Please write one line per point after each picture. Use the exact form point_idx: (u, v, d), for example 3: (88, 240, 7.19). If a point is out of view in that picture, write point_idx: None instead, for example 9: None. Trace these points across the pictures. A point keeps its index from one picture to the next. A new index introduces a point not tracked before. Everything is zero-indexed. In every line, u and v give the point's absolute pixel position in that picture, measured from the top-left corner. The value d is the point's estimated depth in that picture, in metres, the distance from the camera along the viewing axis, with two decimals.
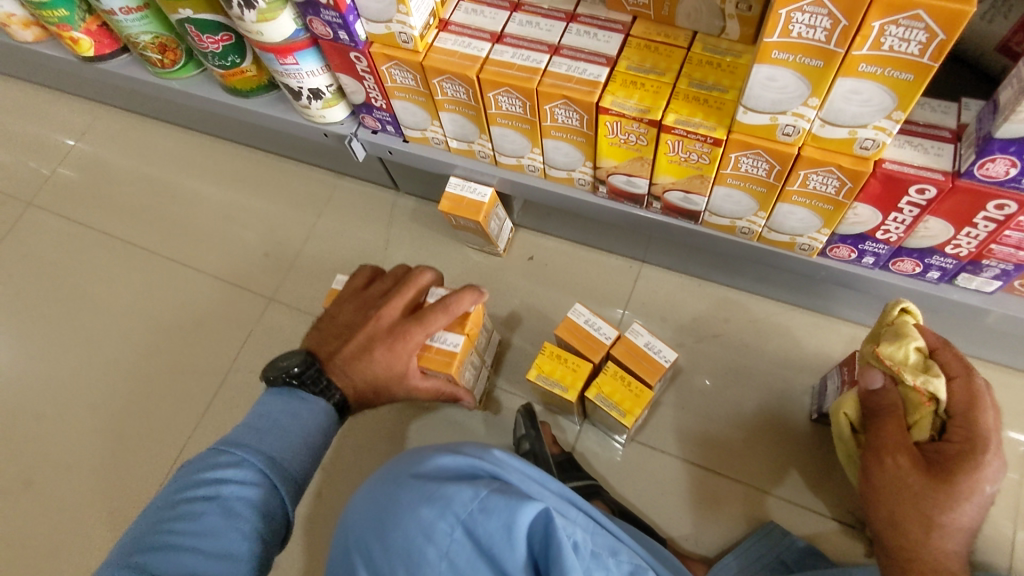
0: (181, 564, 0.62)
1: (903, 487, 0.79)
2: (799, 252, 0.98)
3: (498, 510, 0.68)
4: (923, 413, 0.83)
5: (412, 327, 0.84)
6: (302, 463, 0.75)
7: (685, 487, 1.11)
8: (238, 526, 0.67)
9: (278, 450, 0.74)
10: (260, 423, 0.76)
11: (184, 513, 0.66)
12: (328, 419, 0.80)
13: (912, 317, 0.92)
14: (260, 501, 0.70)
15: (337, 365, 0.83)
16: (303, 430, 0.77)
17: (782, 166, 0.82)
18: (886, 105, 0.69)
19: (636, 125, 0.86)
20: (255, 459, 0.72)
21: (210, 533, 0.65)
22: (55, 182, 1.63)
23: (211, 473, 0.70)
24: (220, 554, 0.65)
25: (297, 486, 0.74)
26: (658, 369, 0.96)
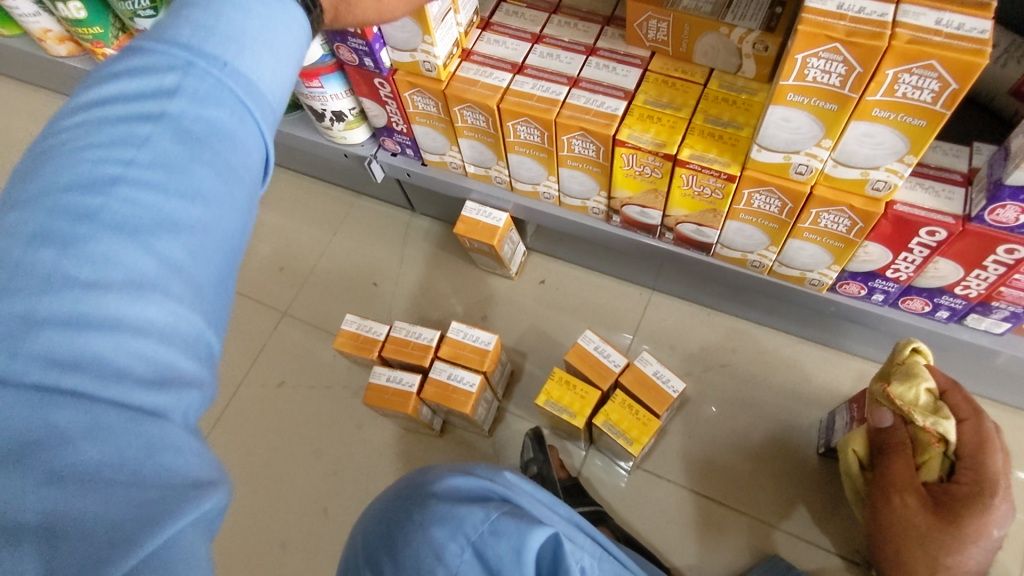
0: (140, 208, 0.40)
1: (910, 528, 0.81)
2: (809, 287, 0.99)
3: (508, 533, 0.69)
4: (933, 454, 0.84)
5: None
6: (279, 85, 0.49)
7: (690, 516, 1.11)
8: (212, 150, 0.43)
9: (239, 54, 0.46)
10: (196, 17, 0.46)
11: (122, 135, 0.41)
12: (297, 24, 0.51)
13: (922, 357, 0.92)
14: (233, 123, 0.45)
15: None
16: (274, 40, 0.48)
17: (794, 203, 0.83)
18: (898, 149, 0.71)
19: (651, 158, 0.88)
20: (204, 66, 0.44)
21: (169, 164, 0.42)
22: None
23: (144, 92, 0.43)
24: (191, 188, 0.42)
25: (273, 108, 0.48)
26: (666, 400, 0.96)
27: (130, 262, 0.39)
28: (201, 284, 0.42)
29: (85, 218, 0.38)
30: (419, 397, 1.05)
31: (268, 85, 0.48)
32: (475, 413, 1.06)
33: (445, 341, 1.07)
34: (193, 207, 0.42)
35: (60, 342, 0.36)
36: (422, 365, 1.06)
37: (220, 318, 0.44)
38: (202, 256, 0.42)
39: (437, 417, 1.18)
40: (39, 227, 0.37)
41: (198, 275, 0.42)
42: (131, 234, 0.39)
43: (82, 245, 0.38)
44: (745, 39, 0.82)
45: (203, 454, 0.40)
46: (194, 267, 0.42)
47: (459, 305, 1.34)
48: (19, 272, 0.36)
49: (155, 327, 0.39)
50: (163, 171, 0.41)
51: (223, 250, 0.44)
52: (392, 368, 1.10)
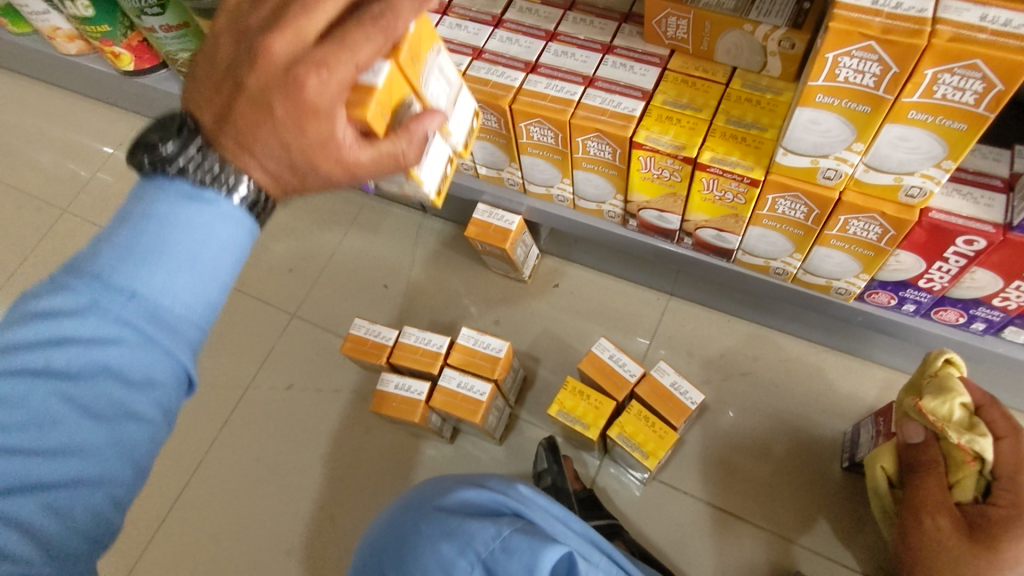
0: (5, 469, 0.43)
1: (941, 551, 0.76)
2: (835, 295, 0.94)
3: (519, 551, 0.65)
4: (967, 473, 0.79)
5: (341, 45, 0.47)
6: (194, 300, 0.50)
7: (707, 530, 1.07)
8: (95, 407, 0.47)
9: (139, 282, 0.47)
10: (119, 234, 0.49)
11: (6, 392, 0.45)
12: (228, 233, 0.51)
13: (957, 370, 0.87)
14: (132, 362, 0.47)
15: (227, 130, 0.51)
16: (195, 255, 0.49)
17: (821, 210, 0.79)
18: (935, 153, 0.66)
19: (670, 161, 0.84)
20: (102, 297, 0.46)
21: (44, 421, 0.45)
22: (92, 190, 1.66)
23: (42, 332, 0.46)
24: (65, 447, 0.45)
25: (189, 329, 0.50)
26: (684, 412, 0.92)
27: None
28: (72, 533, 0.45)
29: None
30: (428, 405, 1.02)
31: (174, 304, 0.49)
32: (486, 422, 1.03)
33: (455, 347, 1.05)
34: (64, 465, 0.45)
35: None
36: (431, 372, 1.03)
37: (98, 549, 0.48)
38: (74, 506, 0.45)
39: (446, 424, 1.15)
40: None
41: (63, 525, 0.45)
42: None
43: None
44: (770, 36, 0.78)
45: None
46: (62, 519, 0.45)
47: (470, 308, 1.31)
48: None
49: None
50: (37, 428, 0.45)
51: (104, 491, 0.47)
52: (401, 374, 1.08)
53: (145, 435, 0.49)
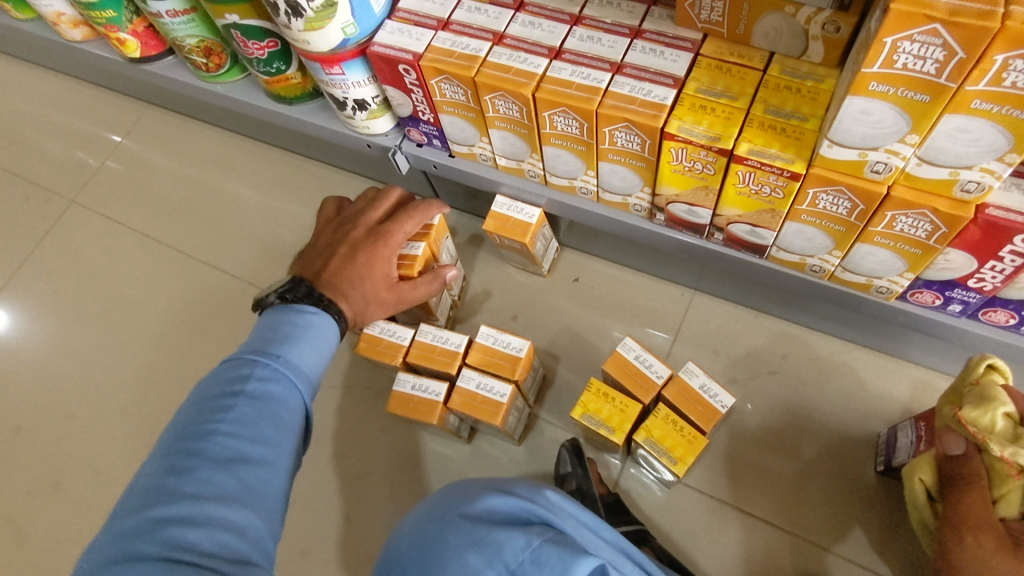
0: (227, 451, 0.63)
1: (987, 572, 0.70)
2: (875, 294, 0.89)
3: (551, 563, 0.62)
4: (1012, 488, 0.72)
5: (395, 229, 0.97)
6: (318, 359, 0.77)
7: (734, 536, 1.03)
8: (273, 412, 0.68)
9: (294, 352, 0.75)
10: (271, 332, 0.76)
11: (218, 405, 0.66)
12: (332, 334, 0.82)
13: (1001, 377, 0.79)
14: (288, 394, 0.71)
15: (329, 272, 0.89)
16: (315, 340, 0.78)
17: (867, 205, 0.74)
18: (999, 146, 0.61)
19: (704, 153, 0.79)
20: (272, 359, 0.73)
21: (247, 420, 0.66)
22: (100, 180, 1.63)
23: (233, 375, 0.69)
24: (260, 438, 0.65)
25: (313, 379, 0.76)
26: (713, 415, 0.88)
27: (222, 487, 0.60)
28: (267, 499, 0.63)
29: (199, 452, 0.62)
30: (445, 407, 0.99)
31: (315, 368, 0.77)
32: (507, 424, 1.00)
33: (473, 346, 1.01)
34: (260, 450, 0.65)
35: (189, 510, 0.57)
36: (449, 372, 1.00)
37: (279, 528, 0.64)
38: (264, 485, 0.64)
39: (464, 424, 1.12)
40: (174, 461, 0.61)
41: (263, 493, 0.63)
42: (224, 466, 0.62)
43: (197, 470, 0.60)
44: (813, 19, 0.73)
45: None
46: (260, 488, 0.63)
47: (487, 303, 1.27)
48: (163, 488, 0.59)
49: (239, 522, 0.59)
50: (243, 424, 0.65)
51: (279, 478, 0.66)
52: (418, 373, 1.04)
53: (297, 448, 0.69)
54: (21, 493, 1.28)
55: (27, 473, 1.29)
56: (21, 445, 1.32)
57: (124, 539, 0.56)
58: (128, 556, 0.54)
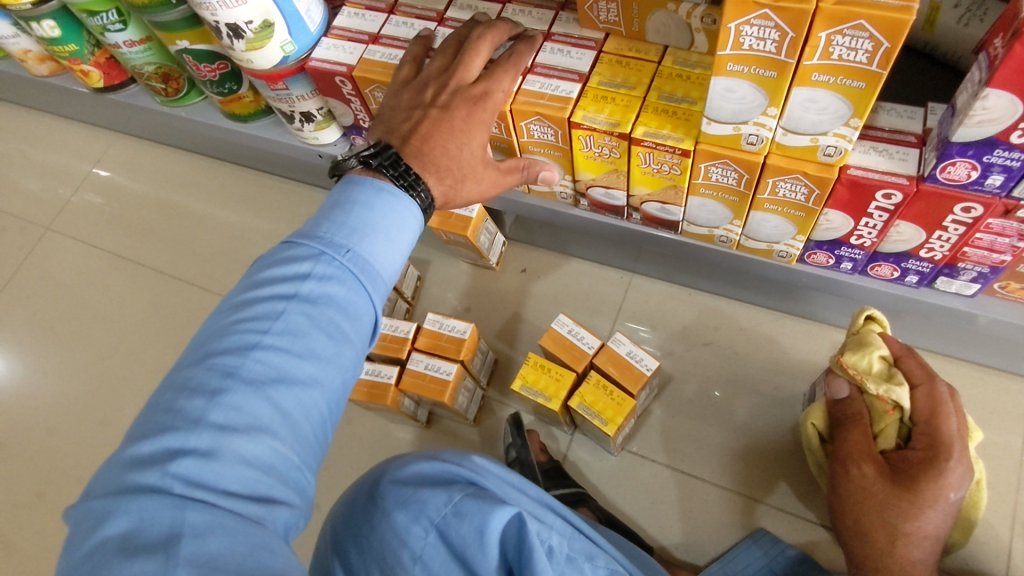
0: (269, 369, 0.57)
1: (868, 495, 0.83)
2: (778, 259, 0.99)
3: (471, 514, 0.69)
4: (889, 422, 0.87)
5: (488, 85, 0.78)
6: (388, 261, 0.68)
7: (674, 495, 1.11)
8: (326, 323, 0.61)
9: (364, 245, 0.65)
10: (334, 216, 0.66)
11: (269, 308, 0.59)
12: (412, 221, 0.71)
13: (879, 326, 0.95)
14: (347, 298, 0.63)
15: (415, 143, 0.75)
16: (389, 230, 0.68)
17: (750, 174, 0.83)
18: (843, 112, 0.70)
19: (608, 139, 0.88)
20: (336, 254, 0.63)
21: (296, 331, 0.59)
22: (74, 207, 1.71)
23: (290, 270, 0.62)
24: (308, 354, 0.59)
25: (381, 282, 0.67)
26: (640, 377, 0.97)
27: (253, 410, 0.55)
28: (304, 433, 0.58)
29: (234, 370, 0.56)
30: (398, 389, 1.07)
31: (384, 265, 0.67)
32: (456, 402, 1.08)
33: (422, 332, 1.10)
34: (308, 368, 0.59)
35: (214, 441, 0.53)
36: (399, 356, 1.08)
37: (317, 453, 0.61)
38: (306, 408, 0.59)
39: (421, 408, 1.19)
40: (201, 378, 0.55)
41: (302, 420, 0.58)
42: (259, 387, 0.56)
43: (228, 391, 0.55)
44: (693, 13, 0.82)
45: (292, 558, 0.52)
46: (299, 412, 0.58)
47: (442, 298, 1.36)
48: (185, 409, 0.54)
49: (265, 456, 0.54)
50: (290, 337, 0.59)
51: (325, 399, 0.61)
52: (372, 361, 1.13)
53: (351, 359, 0.63)
54: (6, 506, 1.34)
55: (10, 487, 1.35)
56: (5, 461, 1.38)
57: (134, 464, 0.51)
58: (133, 486, 0.50)
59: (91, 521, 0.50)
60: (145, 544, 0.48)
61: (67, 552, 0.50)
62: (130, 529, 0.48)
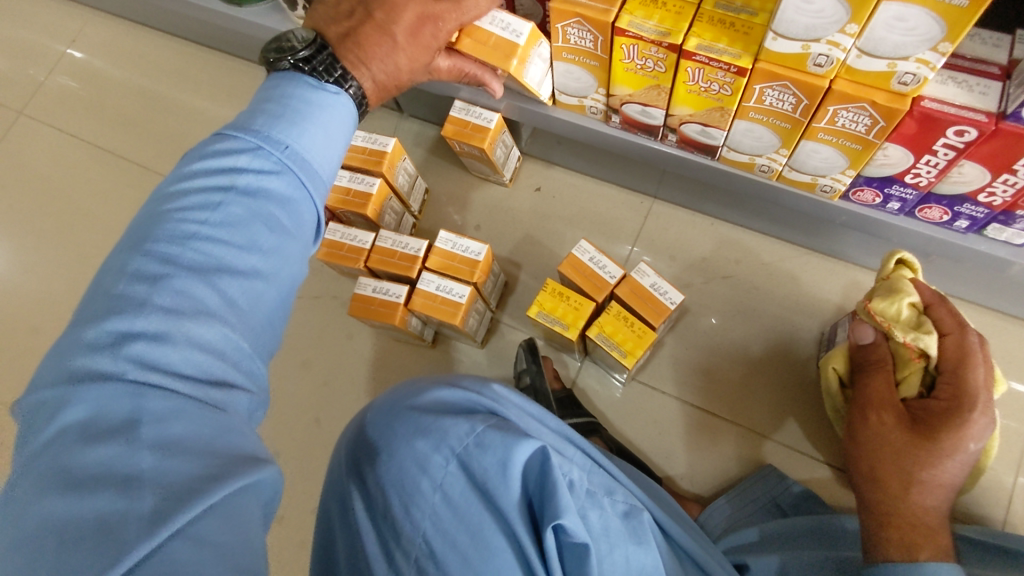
0: (211, 258, 0.52)
1: (885, 443, 0.81)
2: (820, 194, 0.94)
3: (494, 446, 0.67)
4: (913, 369, 0.85)
5: (445, 9, 0.74)
6: (328, 161, 0.62)
7: (681, 427, 1.10)
8: (267, 215, 0.56)
9: (302, 139, 0.60)
10: (269, 112, 0.60)
11: (207, 199, 0.54)
12: (349, 121, 0.66)
13: (910, 272, 0.93)
14: (288, 194, 0.58)
15: (350, 43, 0.69)
16: (327, 128, 0.62)
17: (810, 100, 0.75)
18: (933, 35, 0.62)
19: (654, 49, 0.79)
20: (273, 151, 0.58)
21: (236, 223, 0.54)
22: (48, 91, 1.57)
23: (224, 162, 0.56)
24: (251, 245, 0.55)
25: (322, 182, 0.62)
26: (663, 311, 0.93)
27: (202, 296, 0.51)
28: (254, 324, 0.55)
29: (176, 258, 0.51)
30: (406, 308, 1.03)
31: (324, 166, 0.62)
32: (467, 324, 1.04)
33: (433, 251, 1.03)
34: (252, 259, 0.54)
35: (163, 324, 0.49)
36: (409, 276, 1.03)
37: (267, 345, 0.57)
38: (253, 302, 0.54)
39: (428, 328, 1.16)
40: (142, 264, 0.51)
41: (251, 310, 0.54)
42: (203, 274, 0.52)
43: (171, 278, 0.50)
44: None
45: (257, 440, 0.50)
46: (247, 303, 0.54)
47: (451, 214, 1.29)
48: (128, 294, 0.49)
49: (217, 341, 0.51)
50: (231, 228, 0.54)
51: (274, 292, 0.57)
52: (379, 278, 1.07)
53: (296, 255, 0.59)
54: None
55: None
56: None
57: (81, 349, 0.47)
58: (80, 373, 0.46)
59: (44, 412, 0.45)
60: (104, 430, 0.44)
61: (20, 447, 0.46)
62: (88, 417, 0.44)
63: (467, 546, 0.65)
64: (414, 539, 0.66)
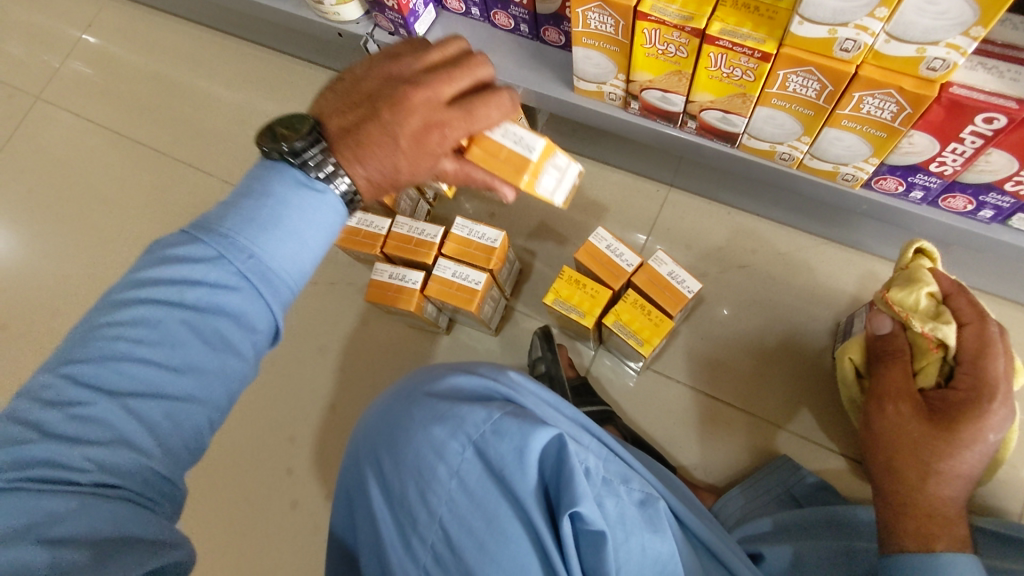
0: (142, 380, 0.52)
1: (902, 433, 0.80)
2: (841, 182, 0.92)
3: (511, 433, 0.67)
4: (931, 360, 0.84)
5: (453, 117, 0.64)
6: (292, 271, 0.60)
7: (695, 417, 1.10)
8: (207, 335, 0.55)
9: (265, 248, 0.58)
10: (238, 214, 0.58)
11: (151, 314, 0.54)
12: (334, 223, 0.63)
13: (930, 261, 0.92)
14: (241, 308, 0.57)
15: (347, 141, 0.64)
16: (297, 233, 0.60)
17: (835, 87, 0.74)
18: (965, 19, 0.61)
19: (677, 34, 0.78)
20: (231, 260, 0.56)
21: (172, 342, 0.54)
22: (64, 76, 1.58)
23: (180, 271, 0.55)
24: (184, 369, 0.54)
25: (284, 292, 0.60)
26: (680, 300, 0.92)
27: (124, 421, 0.51)
28: (178, 443, 0.54)
29: (102, 382, 0.51)
30: (423, 295, 1.03)
31: (288, 275, 0.60)
32: (483, 311, 1.04)
33: (449, 237, 1.03)
34: (184, 383, 0.54)
35: (69, 451, 0.48)
36: (425, 262, 1.03)
37: (191, 459, 0.57)
38: (181, 422, 0.54)
39: (443, 315, 1.16)
40: (65, 385, 0.50)
41: (173, 433, 0.54)
42: (126, 400, 0.51)
43: (93, 404, 0.50)
44: None
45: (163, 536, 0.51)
46: (171, 426, 0.53)
47: (465, 201, 1.28)
48: (45, 414, 0.49)
49: (129, 466, 0.50)
50: (167, 348, 0.54)
51: (205, 412, 0.56)
52: (394, 264, 1.07)
53: (234, 372, 0.58)
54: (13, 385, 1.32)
55: (14, 368, 1.33)
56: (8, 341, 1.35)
57: None
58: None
59: None
60: None
61: None
62: None
63: (483, 532, 0.65)
64: (430, 524, 0.67)
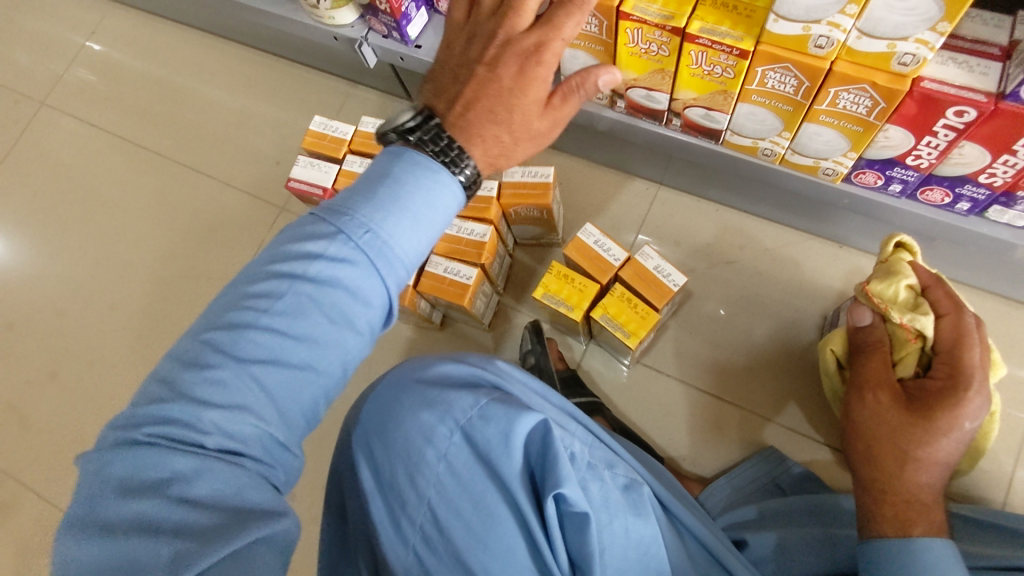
0: (261, 349, 0.54)
1: (881, 421, 0.81)
2: (823, 177, 0.95)
3: (496, 418, 0.68)
4: (909, 350, 0.87)
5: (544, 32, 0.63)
6: (414, 246, 0.60)
7: (684, 410, 1.12)
8: (326, 306, 0.56)
9: (388, 222, 0.58)
10: (364, 192, 0.59)
11: (272, 287, 0.55)
12: (455, 200, 0.63)
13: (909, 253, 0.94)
14: (357, 282, 0.57)
15: (461, 110, 0.65)
16: (418, 211, 0.60)
17: (812, 82, 0.76)
18: (932, 14, 0.63)
19: (659, 33, 0.80)
20: (353, 235, 0.57)
21: (293, 313, 0.55)
22: (67, 82, 1.61)
23: (300, 248, 0.57)
24: (301, 337, 0.55)
25: (402, 270, 0.60)
26: (666, 293, 0.95)
27: (246, 389, 0.53)
28: (291, 412, 0.56)
29: (226, 348, 0.53)
30: (415, 290, 1.05)
31: (408, 251, 0.60)
32: (475, 307, 1.07)
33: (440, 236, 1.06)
34: (300, 352, 0.55)
35: (194, 412, 0.51)
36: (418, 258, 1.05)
37: (304, 427, 0.59)
38: (299, 392, 0.56)
39: (436, 310, 1.18)
40: (196, 351, 0.54)
41: (289, 401, 0.55)
42: (248, 365, 0.53)
43: (215, 369, 0.53)
44: None
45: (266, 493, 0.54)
46: (286, 393, 0.55)
47: None
48: (178, 378, 0.53)
49: (248, 429, 0.53)
50: (288, 318, 0.55)
51: (315, 383, 0.57)
52: None
53: (350, 344, 0.58)
54: (18, 383, 1.34)
55: (19, 366, 1.35)
56: (13, 340, 1.38)
57: (135, 418, 0.52)
58: (126, 442, 0.51)
59: (92, 467, 0.51)
60: (144, 486, 0.49)
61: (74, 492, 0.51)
62: (128, 475, 0.50)
63: (469, 514, 0.67)
64: (418, 506, 0.69)
